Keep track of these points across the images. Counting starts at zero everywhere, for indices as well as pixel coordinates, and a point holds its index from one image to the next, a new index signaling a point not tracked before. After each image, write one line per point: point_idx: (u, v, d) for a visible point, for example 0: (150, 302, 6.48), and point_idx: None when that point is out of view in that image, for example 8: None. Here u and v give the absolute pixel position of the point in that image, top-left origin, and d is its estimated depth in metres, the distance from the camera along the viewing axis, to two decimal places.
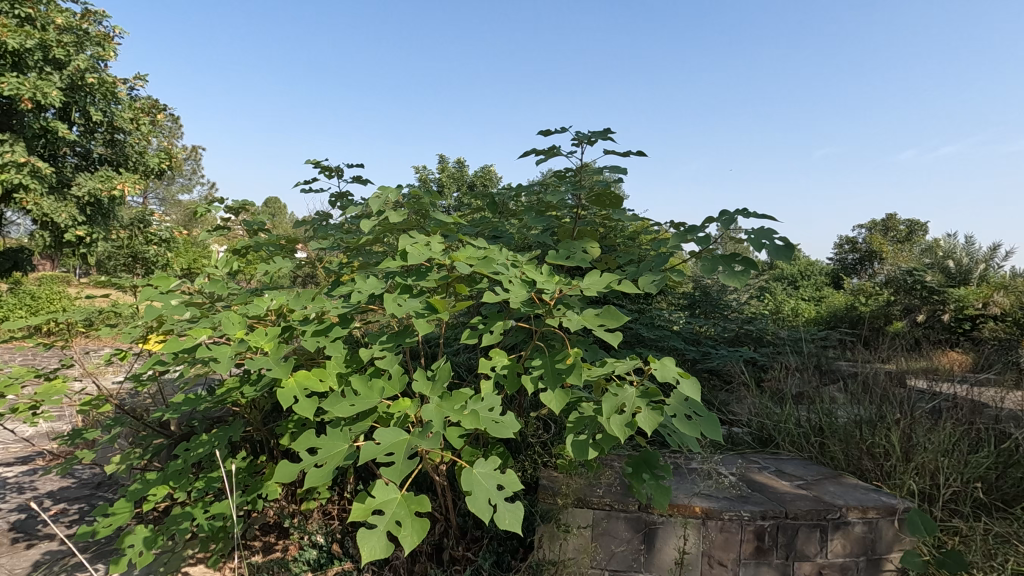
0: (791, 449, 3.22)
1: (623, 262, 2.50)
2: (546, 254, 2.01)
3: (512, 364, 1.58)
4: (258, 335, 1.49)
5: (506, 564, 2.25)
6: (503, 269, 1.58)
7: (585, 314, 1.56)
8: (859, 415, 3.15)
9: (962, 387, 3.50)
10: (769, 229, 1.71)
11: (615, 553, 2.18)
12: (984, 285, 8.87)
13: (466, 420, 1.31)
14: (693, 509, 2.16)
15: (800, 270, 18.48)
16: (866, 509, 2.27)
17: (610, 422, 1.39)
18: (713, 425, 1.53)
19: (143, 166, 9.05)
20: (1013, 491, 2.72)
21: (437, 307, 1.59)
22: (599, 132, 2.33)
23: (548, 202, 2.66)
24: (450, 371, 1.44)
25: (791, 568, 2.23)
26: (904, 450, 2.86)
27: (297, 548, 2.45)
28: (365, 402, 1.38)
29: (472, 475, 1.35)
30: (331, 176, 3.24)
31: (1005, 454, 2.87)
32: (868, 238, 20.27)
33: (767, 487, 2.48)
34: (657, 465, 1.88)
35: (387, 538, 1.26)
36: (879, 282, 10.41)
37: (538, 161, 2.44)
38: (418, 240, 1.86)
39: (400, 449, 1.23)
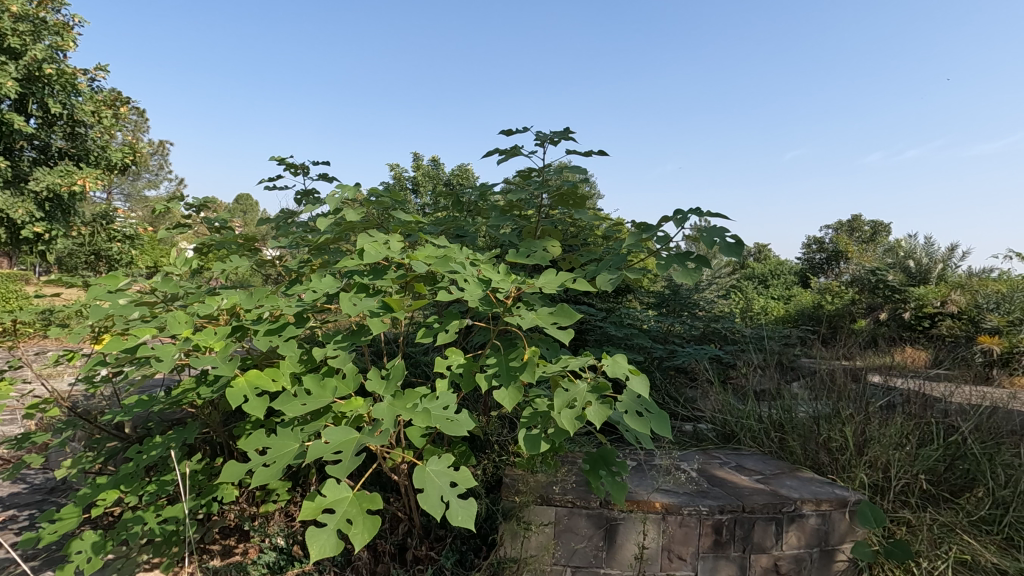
0: (752, 445, 3.29)
1: (586, 261, 2.53)
2: (507, 254, 2.02)
3: (467, 363, 1.59)
4: (206, 335, 1.47)
5: (469, 563, 2.25)
6: (459, 268, 1.59)
7: (539, 312, 1.58)
8: (818, 411, 3.24)
9: (914, 382, 3.63)
10: (722, 227, 1.77)
11: (577, 549, 2.20)
12: (942, 284, 9.19)
13: (418, 419, 1.30)
14: (653, 504, 2.20)
15: (770, 270, 18.90)
16: (820, 502, 2.34)
17: (560, 416, 1.42)
18: (663, 421, 1.57)
19: (106, 160, 8.76)
20: (959, 482, 2.83)
21: (392, 306, 1.59)
22: (561, 132, 2.35)
23: (513, 201, 2.67)
24: (404, 371, 1.45)
25: (748, 561, 2.28)
26: (858, 445, 2.95)
27: (258, 551, 2.41)
28: (317, 401, 1.36)
29: (424, 472, 1.35)
30: (296, 174, 3.19)
31: (952, 446, 2.99)
32: (835, 238, 20.85)
33: (727, 482, 2.54)
34: (613, 462, 1.91)
35: (338, 537, 1.25)
36: (844, 281, 10.71)
37: (501, 160, 2.44)
38: (376, 239, 1.85)
39: (348, 447, 1.22)
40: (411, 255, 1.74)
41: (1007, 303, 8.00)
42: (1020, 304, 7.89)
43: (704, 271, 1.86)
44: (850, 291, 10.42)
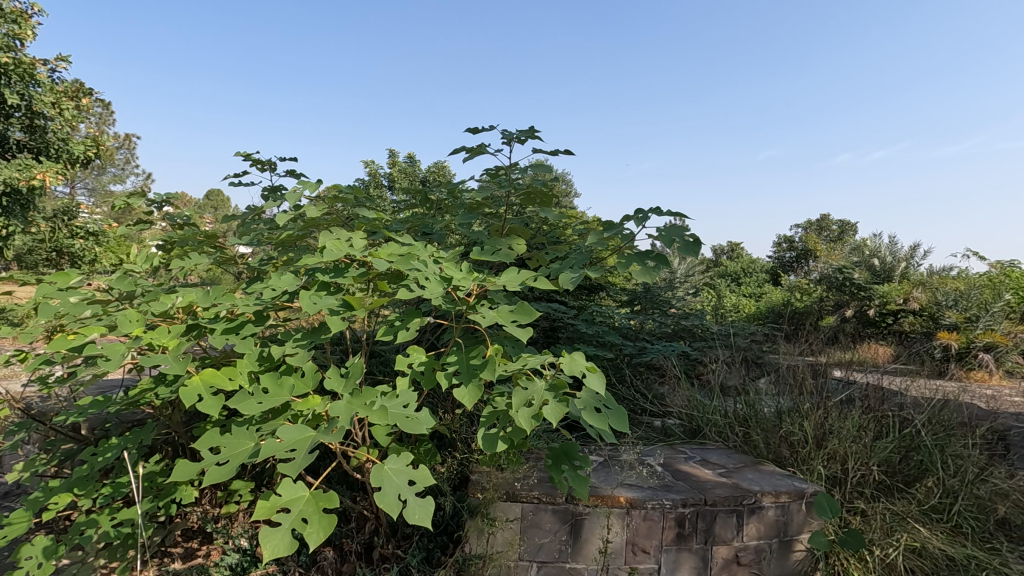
0: (718, 439, 3.36)
1: (553, 259, 2.55)
2: (471, 252, 2.03)
3: (428, 361, 1.60)
4: (159, 333, 1.45)
5: (435, 560, 2.26)
6: (420, 266, 1.59)
7: (499, 310, 1.60)
8: (780, 406, 3.33)
9: (873, 377, 3.76)
10: (680, 226, 1.82)
11: (542, 545, 2.22)
12: (905, 282, 9.51)
13: (375, 417, 1.31)
14: (617, 499, 2.23)
15: (743, 268, 19.27)
16: (779, 493, 2.40)
17: (517, 414, 1.44)
18: (620, 417, 1.60)
19: (67, 154, 8.45)
20: (912, 472, 2.94)
21: (352, 304, 1.58)
22: (527, 131, 2.36)
23: (481, 199, 2.68)
24: (363, 369, 1.46)
25: (709, 553, 2.33)
26: (819, 438, 3.04)
27: (221, 552, 2.38)
28: (273, 400, 1.36)
29: (382, 471, 1.36)
30: (263, 169, 3.14)
31: (906, 438, 3.10)
32: (804, 237, 21.38)
33: (690, 475, 2.59)
34: (575, 456, 1.94)
35: (292, 536, 1.25)
36: (813, 279, 10.98)
37: (468, 159, 2.44)
38: (339, 236, 1.84)
39: (302, 445, 1.21)
40: (373, 252, 1.74)
41: (964, 300, 8.31)
42: (977, 302, 8.20)
43: (663, 269, 1.90)
44: (818, 288, 10.69)
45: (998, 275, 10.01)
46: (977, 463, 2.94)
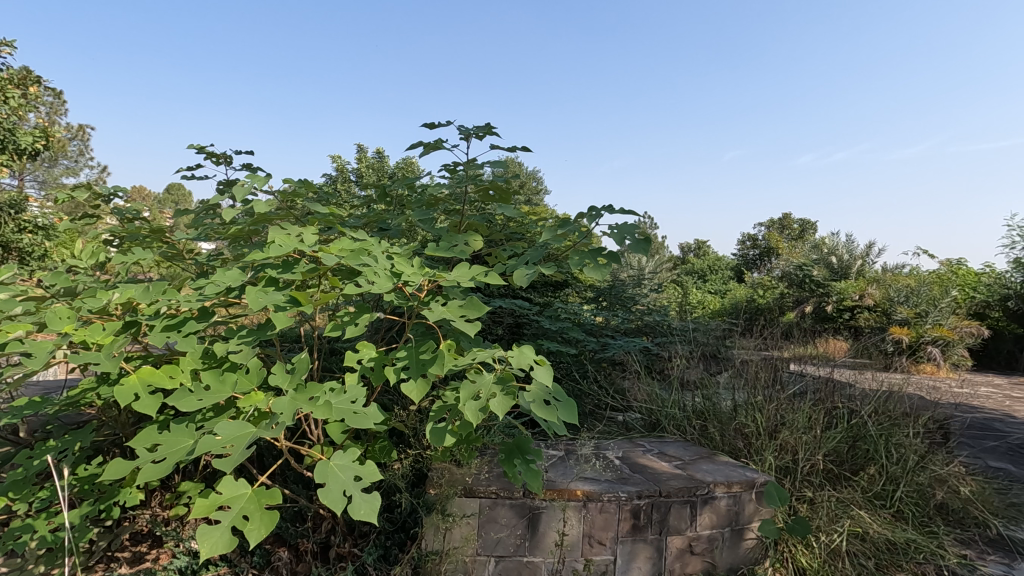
0: (676, 432, 3.43)
1: (512, 255, 2.56)
2: (426, 247, 2.02)
3: (378, 356, 1.60)
4: (92, 330, 1.42)
5: (392, 557, 2.25)
6: (369, 262, 1.58)
7: (448, 305, 1.61)
8: (736, 399, 3.42)
9: (825, 370, 3.88)
10: (631, 224, 1.85)
11: (499, 539, 2.23)
12: (861, 279, 9.87)
13: (319, 412, 1.30)
14: (574, 492, 2.26)
15: (709, 266, 19.68)
16: (731, 484, 2.47)
17: (465, 408, 1.46)
18: (570, 410, 1.63)
19: (13, 144, 8.01)
20: (858, 461, 3.06)
21: (299, 299, 1.56)
22: (485, 127, 2.35)
23: (440, 195, 2.66)
24: (309, 364, 1.44)
25: (664, 543, 2.38)
26: (772, 430, 3.13)
27: (171, 555, 2.32)
28: (214, 397, 1.34)
29: (328, 466, 1.34)
30: (218, 162, 3.05)
31: (853, 428, 3.23)
32: (768, 236, 21.99)
33: (647, 467, 2.64)
34: (529, 450, 1.96)
35: (232, 534, 1.23)
36: (775, 276, 11.29)
37: (425, 154, 2.42)
38: (289, 231, 1.81)
39: (242, 441, 1.20)
40: (323, 247, 1.71)
41: (914, 297, 8.69)
42: (926, 298, 8.57)
43: (615, 266, 1.93)
44: (779, 285, 11.00)
45: (945, 272, 10.50)
46: (917, 450, 3.10)
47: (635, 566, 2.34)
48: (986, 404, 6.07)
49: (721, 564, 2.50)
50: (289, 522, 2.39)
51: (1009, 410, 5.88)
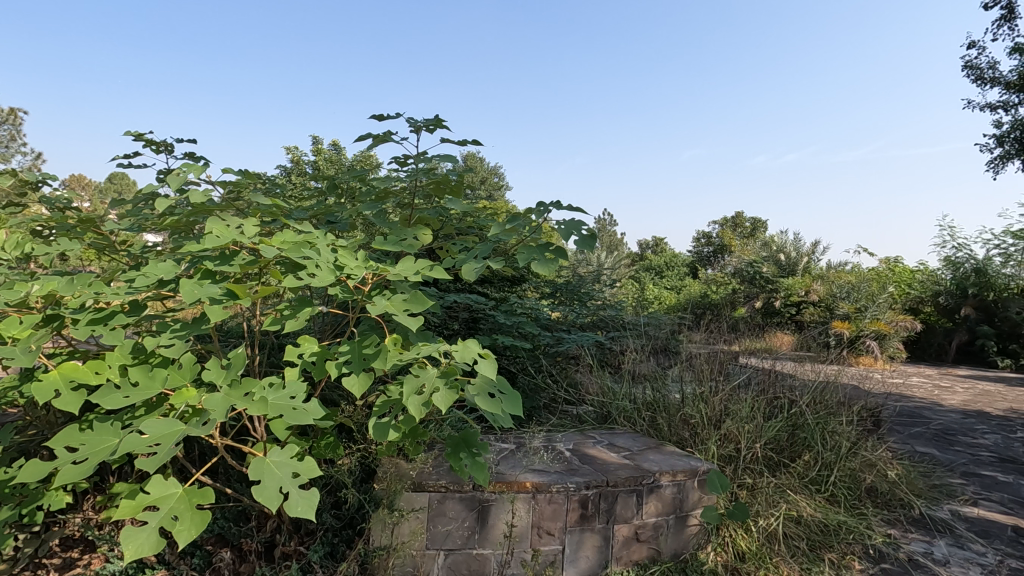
0: (626, 423, 3.50)
1: (462, 250, 2.56)
2: (372, 241, 2.00)
3: (319, 351, 1.58)
4: (8, 324, 1.34)
5: (339, 554, 2.22)
6: (311, 255, 1.55)
7: (391, 299, 1.60)
8: (684, 391, 3.51)
9: (768, 362, 4.05)
10: (577, 220, 1.88)
11: (448, 533, 2.23)
12: (807, 276, 10.31)
13: (254, 407, 1.28)
14: (523, 484, 2.28)
15: (666, 263, 20.17)
16: (676, 472, 2.55)
17: (408, 402, 1.46)
18: (514, 402, 1.65)
19: None
20: (796, 448, 3.21)
21: (237, 293, 1.52)
22: (434, 120, 2.33)
23: (390, 188, 2.62)
24: (245, 360, 1.42)
25: (611, 532, 2.43)
26: (716, 420, 3.24)
27: (104, 560, 2.23)
28: (142, 393, 1.30)
29: (264, 463, 1.32)
30: (158, 150, 2.92)
31: (793, 416, 3.37)
32: (721, 234, 22.70)
33: (596, 458, 2.69)
34: (475, 443, 1.96)
35: (160, 535, 1.19)
36: (727, 273, 11.67)
37: (373, 146, 2.38)
38: (228, 222, 1.76)
39: (170, 439, 1.17)
40: (263, 239, 1.68)
41: (855, 293, 9.15)
42: (866, 294, 9.04)
43: (562, 261, 1.96)
44: (731, 281, 11.39)
45: (883, 270, 11.09)
46: (850, 438, 3.27)
47: (582, 555, 2.39)
48: (916, 393, 6.46)
49: (665, 551, 2.57)
50: (232, 522, 2.32)
51: (936, 398, 6.28)
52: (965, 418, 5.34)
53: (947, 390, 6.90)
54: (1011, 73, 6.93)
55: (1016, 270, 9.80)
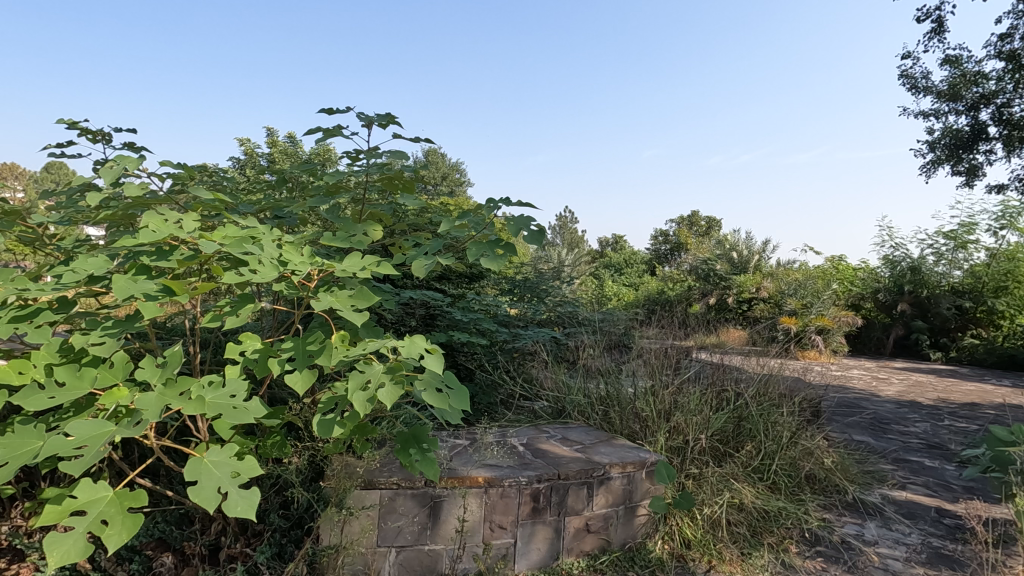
0: (580, 417, 3.57)
1: (415, 246, 2.54)
2: (320, 237, 1.97)
3: (261, 349, 1.56)
4: None
5: (287, 555, 2.19)
6: (252, 250, 1.52)
7: (337, 295, 1.59)
8: (637, 385, 3.59)
9: (717, 356, 4.19)
10: (526, 216, 1.90)
11: (399, 529, 2.23)
12: (758, 273, 10.69)
13: (189, 407, 1.26)
14: (475, 479, 2.30)
15: (625, 260, 20.57)
16: (625, 464, 2.62)
17: (353, 398, 1.46)
18: (461, 397, 1.66)
19: None
20: (741, 439, 3.34)
21: (173, 289, 1.48)
22: (385, 116, 2.31)
23: (341, 182, 2.58)
24: (182, 358, 1.38)
25: (562, 524, 2.48)
26: (666, 413, 3.33)
27: (35, 569, 2.12)
28: (69, 393, 1.25)
29: (202, 463, 1.30)
30: (95, 140, 2.79)
31: (738, 408, 3.50)
32: (679, 233, 23.28)
33: (548, 452, 2.74)
34: (424, 438, 1.97)
35: (88, 541, 1.16)
36: (683, 270, 11.99)
37: (323, 140, 2.34)
38: (166, 215, 1.71)
39: (97, 440, 1.14)
40: (203, 234, 1.63)
41: (802, 290, 9.56)
42: (812, 290, 9.45)
43: (512, 256, 1.98)
44: (687, 278, 11.71)
45: (828, 268, 11.61)
46: (790, 427, 3.43)
47: (534, 547, 2.43)
48: (856, 385, 6.82)
49: (615, 541, 2.63)
50: (173, 526, 2.25)
51: (873, 389, 6.64)
52: (899, 408, 5.67)
53: (884, 381, 7.30)
54: (943, 83, 7.36)
55: (948, 268, 10.42)
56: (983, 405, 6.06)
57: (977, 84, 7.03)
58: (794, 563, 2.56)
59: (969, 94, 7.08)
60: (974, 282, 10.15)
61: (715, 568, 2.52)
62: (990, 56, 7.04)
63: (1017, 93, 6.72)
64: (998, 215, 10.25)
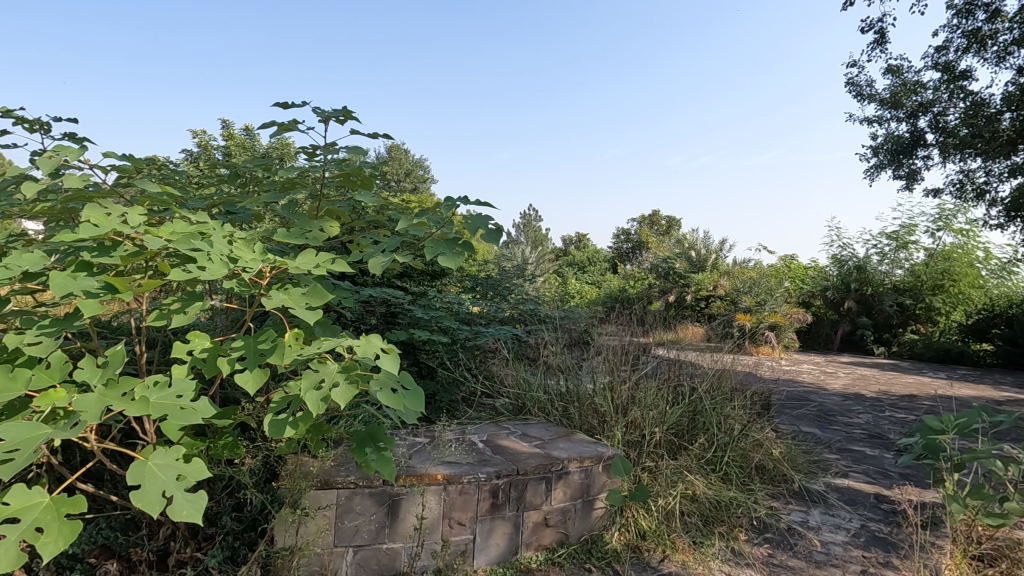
0: (539, 414, 3.61)
1: (373, 243, 2.52)
2: (274, 233, 1.93)
3: (210, 348, 1.53)
4: None
5: (240, 558, 2.14)
6: (201, 246, 1.48)
7: (290, 293, 1.56)
8: (596, 381, 3.65)
9: (673, 352, 4.30)
10: (484, 215, 1.92)
11: (356, 529, 2.21)
12: (714, 271, 11.01)
13: (133, 408, 1.22)
14: (433, 477, 2.30)
15: (588, 259, 20.86)
16: (583, 459, 2.67)
17: (306, 398, 1.45)
18: (417, 396, 1.66)
19: None
20: (694, 432, 3.45)
21: (117, 286, 1.43)
22: (341, 111, 2.27)
23: (296, 178, 2.52)
24: (124, 357, 1.34)
25: (521, 519, 2.50)
26: (624, 408, 3.40)
27: None
28: (0, 396, 1.20)
29: (145, 467, 1.26)
30: (31, 129, 2.64)
31: (692, 403, 3.61)
32: (640, 232, 23.74)
33: (508, 449, 2.76)
34: (381, 438, 1.96)
35: (21, 550, 1.11)
36: (643, 268, 12.23)
37: (277, 135, 2.28)
38: (109, 210, 1.64)
39: (31, 444, 1.09)
40: (149, 229, 1.58)
41: (756, 288, 9.90)
42: (764, 288, 9.80)
43: (469, 255, 1.99)
44: (647, 276, 11.95)
45: (780, 266, 12.06)
46: (741, 420, 3.55)
47: (492, 543, 2.45)
48: (804, 379, 7.11)
49: (573, 534, 2.68)
50: (118, 532, 2.17)
51: (821, 383, 6.95)
52: (844, 400, 5.96)
53: (831, 375, 7.64)
54: (885, 91, 7.74)
55: (890, 267, 10.96)
56: (920, 396, 6.42)
57: (917, 93, 7.42)
58: (743, 550, 2.66)
59: (909, 102, 7.46)
60: (914, 281, 10.72)
61: (668, 558, 2.60)
62: (928, 66, 7.44)
63: (951, 102, 7.13)
64: (935, 217, 10.85)
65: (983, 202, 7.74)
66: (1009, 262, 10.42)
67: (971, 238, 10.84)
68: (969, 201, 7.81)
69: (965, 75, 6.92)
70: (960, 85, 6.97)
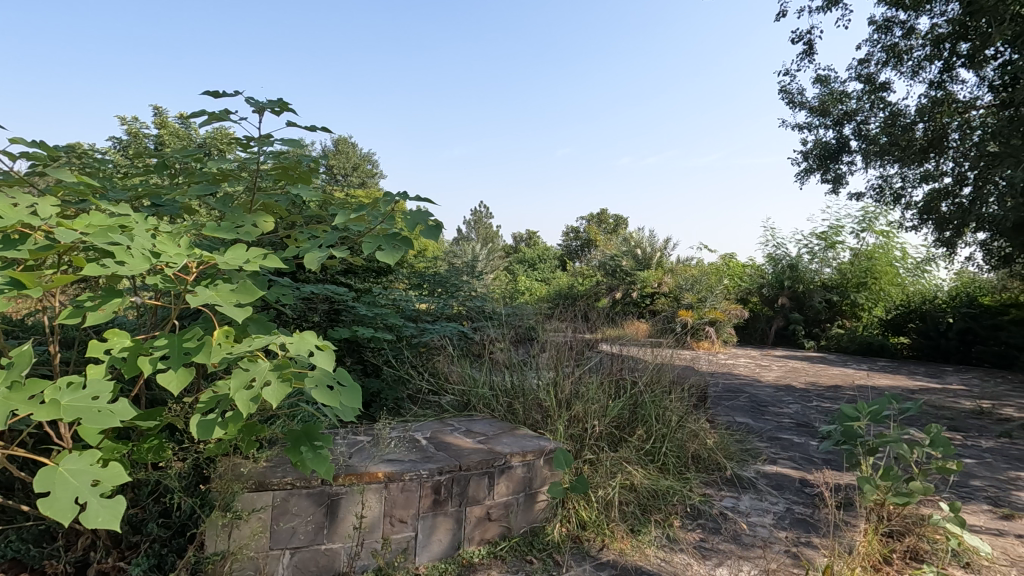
0: (484, 410, 3.63)
1: (311, 239, 2.46)
2: (203, 226, 1.86)
3: (131, 347, 1.46)
4: None
5: (168, 565, 2.06)
6: (120, 240, 1.41)
7: (218, 290, 1.51)
8: (540, 376, 3.71)
9: (615, 347, 4.42)
10: (423, 211, 1.91)
11: (294, 530, 2.17)
12: (659, 269, 11.36)
13: (41, 412, 1.15)
14: (374, 475, 2.28)
15: (538, 256, 21.06)
16: (525, 453, 2.71)
17: (234, 397, 1.41)
18: (354, 393, 1.64)
19: None
20: (634, 424, 3.56)
21: (25, 281, 1.35)
22: (275, 102, 2.20)
23: (230, 170, 2.43)
24: (31, 358, 1.27)
25: (463, 515, 2.51)
26: (567, 402, 3.48)
27: None
28: None
29: (56, 473, 1.20)
30: None
31: (633, 396, 3.73)
32: (589, 230, 24.18)
33: (451, 445, 2.77)
34: (317, 436, 1.92)
35: None
36: (591, 265, 12.49)
37: (207, 124, 2.19)
38: (17, 200, 1.53)
39: None
40: (62, 221, 1.49)
41: (697, 285, 10.30)
42: (705, 286, 10.20)
43: (409, 250, 1.98)
44: (595, 274, 12.22)
45: (720, 264, 12.58)
46: (678, 412, 3.70)
47: (435, 539, 2.45)
48: (740, 372, 7.45)
49: (515, 527, 2.72)
50: (31, 544, 2.03)
51: (755, 375, 7.31)
52: (775, 391, 6.29)
53: (765, 368, 8.06)
54: (814, 99, 8.20)
55: (820, 265, 11.62)
56: (844, 387, 6.86)
57: (842, 102, 7.90)
58: (678, 536, 2.78)
59: (835, 111, 7.94)
60: (841, 278, 11.42)
61: (607, 546, 2.68)
62: (852, 77, 7.93)
63: (872, 112, 7.63)
64: (859, 219, 11.58)
65: (900, 206, 8.35)
66: (923, 261, 11.25)
67: (891, 239, 11.65)
68: (887, 204, 8.40)
69: (885, 87, 7.42)
70: (880, 96, 7.47)
